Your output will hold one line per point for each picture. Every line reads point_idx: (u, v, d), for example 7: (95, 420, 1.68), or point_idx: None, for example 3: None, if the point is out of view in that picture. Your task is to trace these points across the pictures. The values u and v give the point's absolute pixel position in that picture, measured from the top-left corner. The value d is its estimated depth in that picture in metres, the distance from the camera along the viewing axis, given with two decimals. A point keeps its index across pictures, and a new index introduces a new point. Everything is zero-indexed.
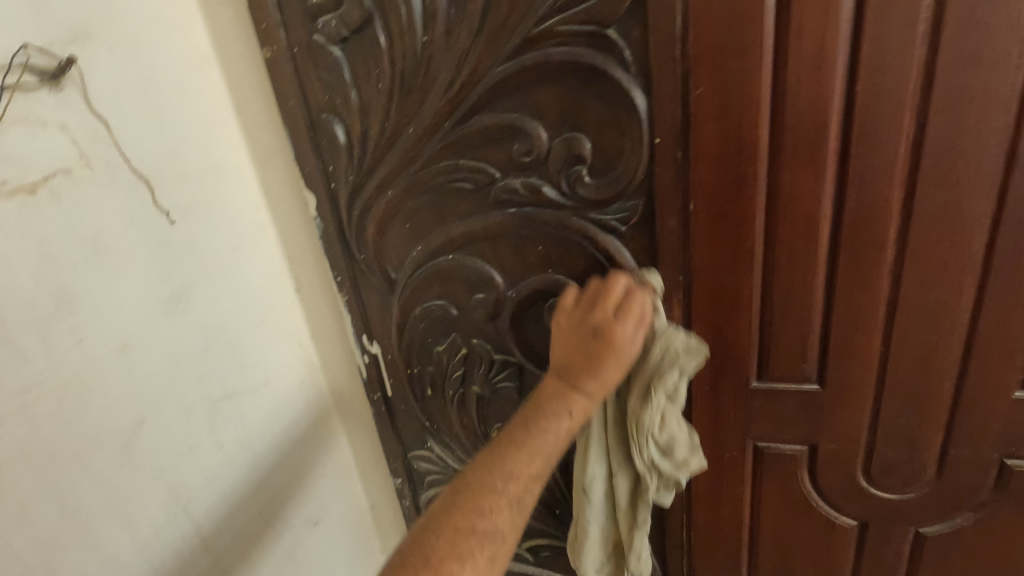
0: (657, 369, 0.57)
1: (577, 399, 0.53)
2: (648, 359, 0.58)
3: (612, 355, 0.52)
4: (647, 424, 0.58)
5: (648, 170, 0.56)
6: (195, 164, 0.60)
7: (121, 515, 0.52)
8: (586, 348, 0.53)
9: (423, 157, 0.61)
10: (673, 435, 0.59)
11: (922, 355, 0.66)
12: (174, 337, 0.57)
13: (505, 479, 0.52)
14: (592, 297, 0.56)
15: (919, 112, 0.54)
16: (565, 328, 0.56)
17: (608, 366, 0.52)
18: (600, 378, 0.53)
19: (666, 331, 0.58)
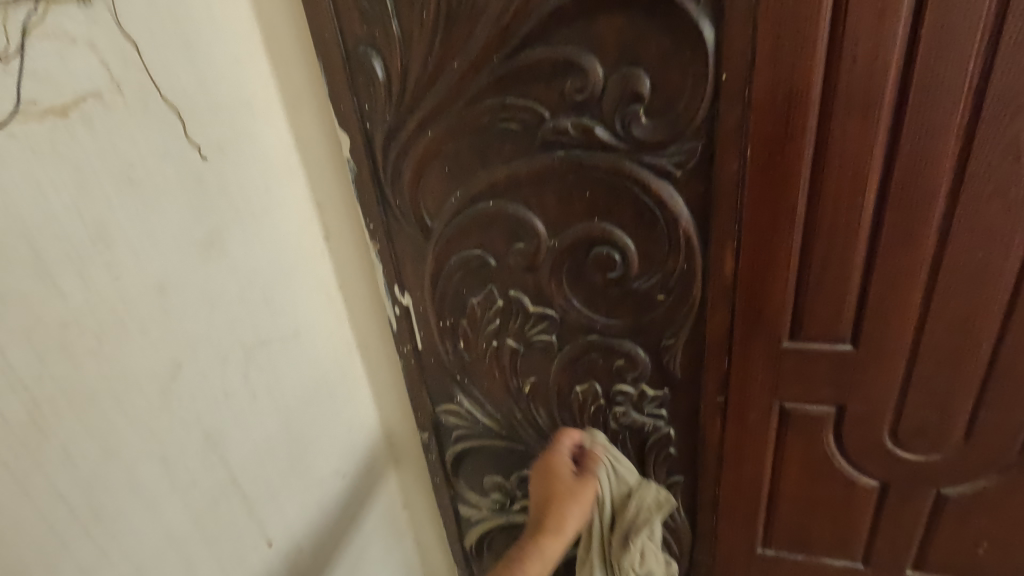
0: (639, 519, 0.70)
1: (546, 533, 0.64)
2: (609, 505, 0.71)
3: (575, 496, 0.67)
4: (627, 564, 0.69)
5: (711, 109, 0.53)
6: (226, 98, 0.56)
7: (160, 460, 0.51)
8: (547, 484, 0.69)
9: (467, 96, 0.57)
10: (652, 567, 0.71)
11: (963, 315, 0.65)
12: (208, 280, 0.55)
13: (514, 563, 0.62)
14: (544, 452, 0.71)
15: (984, 59, 0.53)
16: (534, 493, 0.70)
17: (572, 506, 0.67)
18: (563, 508, 0.66)
19: (640, 488, 0.71)
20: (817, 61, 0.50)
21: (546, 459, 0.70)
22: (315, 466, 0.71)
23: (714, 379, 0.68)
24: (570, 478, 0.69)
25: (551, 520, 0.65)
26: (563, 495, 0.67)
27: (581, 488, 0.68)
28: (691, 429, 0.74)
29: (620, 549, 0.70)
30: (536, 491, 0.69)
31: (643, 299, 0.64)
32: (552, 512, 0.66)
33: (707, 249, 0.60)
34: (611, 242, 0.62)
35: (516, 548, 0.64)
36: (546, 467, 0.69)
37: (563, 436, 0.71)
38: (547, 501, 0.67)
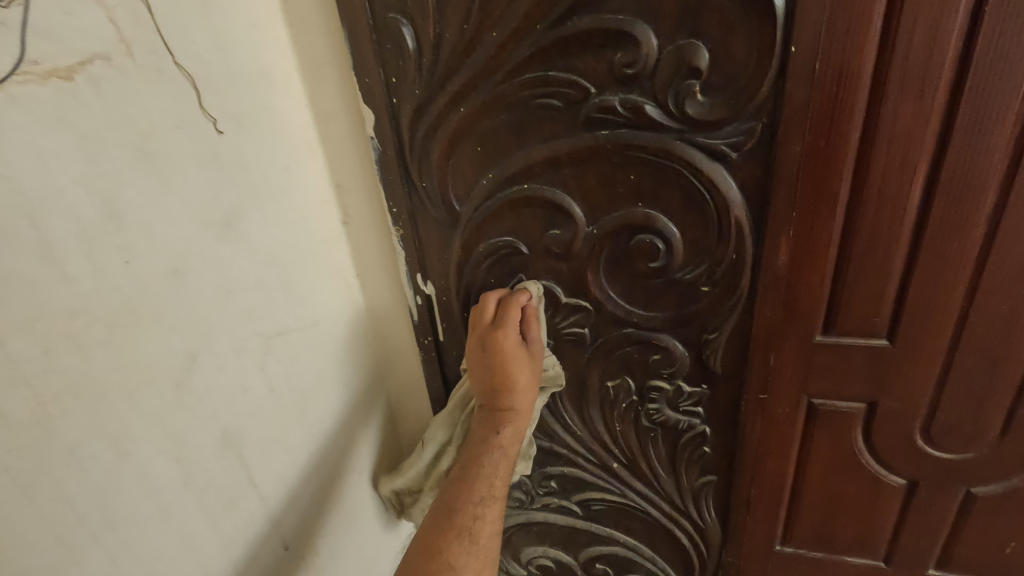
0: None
1: (508, 416, 0.63)
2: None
3: (530, 368, 0.62)
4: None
5: (776, 85, 0.49)
6: (242, 66, 0.51)
7: (176, 460, 0.47)
8: (493, 355, 0.61)
9: (506, 68, 0.53)
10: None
11: (1012, 310, 0.62)
12: (225, 264, 0.51)
13: (492, 449, 0.62)
14: (493, 321, 0.62)
15: None
16: (475, 349, 0.63)
17: (523, 375, 0.62)
18: (522, 388, 0.62)
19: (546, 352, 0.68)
20: (871, 36, 0.46)
21: (495, 338, 0.61)
22: (330, 462, 0.68)
23: (746, 371, 0.65)
24: (525, 353, 0.62)
25: (510, 398, 0.62)
26: (512, 370, 0.61)
27: (518, 350, 0.62)
28: (728, 427, 0.71)
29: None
30: (483, 359, 0.62)
31: (686, 291, 0.60)
32: (510, 397, 0.62)
33: (760, 238, 0.56)
34: (655, 229, 0.58)
35: (497, 425, 0.63)
36: (499, 325, 0.61)
37: (512, 303, 0.62)
38: (497, 379, 0.62)
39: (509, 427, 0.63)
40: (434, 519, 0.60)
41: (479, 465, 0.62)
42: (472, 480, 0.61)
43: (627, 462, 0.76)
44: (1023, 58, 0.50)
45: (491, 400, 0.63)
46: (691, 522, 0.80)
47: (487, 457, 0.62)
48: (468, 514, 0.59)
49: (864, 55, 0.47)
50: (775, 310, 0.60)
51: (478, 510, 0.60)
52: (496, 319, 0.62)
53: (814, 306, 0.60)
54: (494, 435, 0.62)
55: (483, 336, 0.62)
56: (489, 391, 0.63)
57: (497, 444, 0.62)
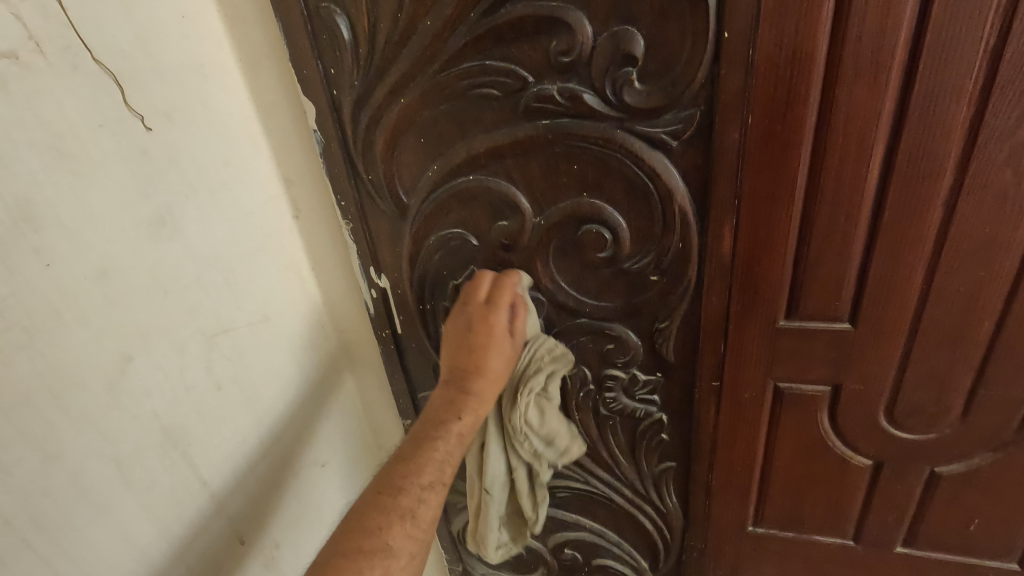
0: (531, 368, 0.64)
1: (468, 403, 0.58)
2: (522, 367, 0.64)
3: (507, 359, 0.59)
4: (526, 422, 0.64)
5: (711, 72, 0.48)
6: (174, 60, 0.50)
7: (111, 461, 0.47)
8: (475, 336, 0.59)
9: (443, 58, 0.52)
10: (555, 428, 0.66)
11: (967, 292, 0.62)
12: (161, 263, 0.50)
13: (449, 433, 0.58)
14: (480, 301, 0.60)
15: (1005, 14, 0.48)
16: (457, 323, 0.60)
17: (499, 364, 0.59)
18: (492, 375, 0.58)
19: (536, 340, 0.64)
20: (824, 16, 0.45)
21: (482, 317, 0.59)
22: (289, 457, 0.68)
23: (704, 359, 0.65)
24: (508, 344, 0.59)
25: (480, 381, 0.58)
26: (489, 355, 0.58)
27: (503, 341, 0.59)
28: (684, 414, 0.71)
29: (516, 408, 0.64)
30: (463, 339, 0.59)
31: (635, 280, 0.60)
32: (476, 381, 0.58)
33: (704, 227, 0.56)
34: (601, 218, 0.57)
35: (456, 407, 0.58)
36: (490, 306, 0.59)
37: (507, 283, 0.60)
38: (471, 359, 0.58)
39: (469, 413, 0.58)
40: (375, 494, 0.55)
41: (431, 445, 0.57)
42: (420, 459, 0.57)
43: (589, 450, 0.76)
44: (977, 38, 0.49)
45: (455, 376, 0.59)
46: (653, 508, 0.81)
47: (442, 436, 0.58)
48: (409, 493, 0.55)
49: (816, 34, 0.46)
50: (737, 292, 0.59)
51: (424, 493, 0.56)
52: (488, 302, 0.60)
53: (775, 290, 0.59)
54: (453, 417, 0.58)
55: (472, 313, 0.59)
56: (456, 372, 0.60)
57: (454, 428, 0.58)
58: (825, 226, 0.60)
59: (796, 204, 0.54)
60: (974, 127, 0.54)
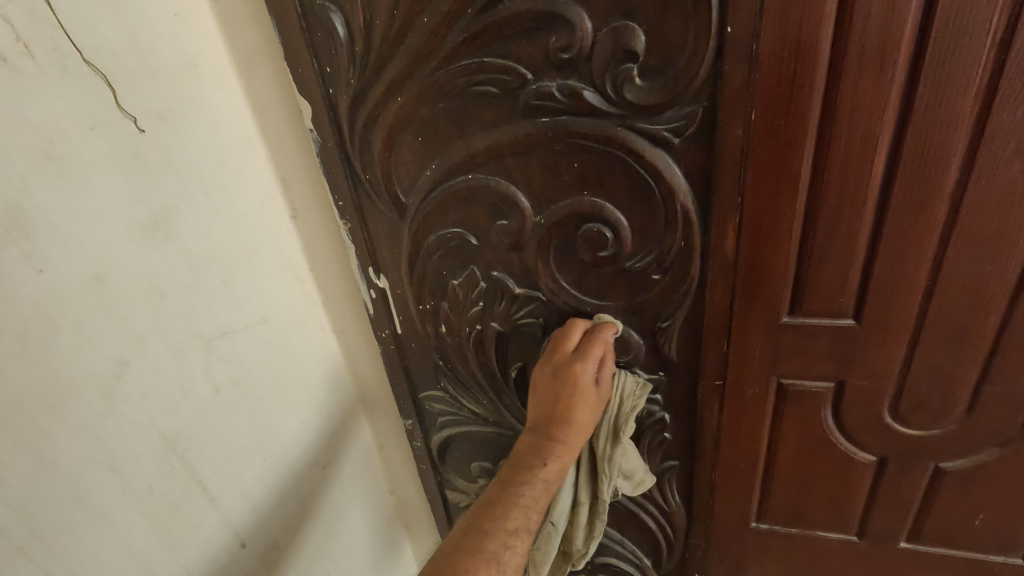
0: (627, 410, 0.65)
1: (554, 450, 0.61)
2: (615, 409, 0.66)
3: (593, 410, 0.61)
4: (617, 462, 0.67)
5: (714, 67, 0.47)
6: (167, 60, 0.49)
7: (108, 468, 0.46)
8: (562, 386, 0.59)
9: (440, 55, 0.51)
10: (635, 464, 0.70)
11: (975, 289, 0.62)
12: (156, 267, 0.49)
13: (535, 479, 0.60)
14: (568, 354, 0.60)
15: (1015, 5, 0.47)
16: (547, 376, 0.61)
17: (585, 414, 0.60)
18: (580, 429, 0.60)
19: (621, 377, 0.66)
20: (831, 8, 0.44)
21: (569, 371, 0.59)
22: (291, 459, 0.67)
23: (706, 357, 0.64)
24: (593, 395, 0.60)
25: (570, 432, 0.60)
26: (577, 406, 0.59)
27: (589, 391, 0.60)
28: (686, 413, 0.70)
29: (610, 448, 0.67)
30: (556, 394, 0.60)
31: (637, 279, 0.60)
32: (563, 431, 0.60)
33: (706, 225, 0.55)
34: (602, 217, 0.56)
35: (546, 455, 0.61)
36: (576, 359, 0.59)
37: (601, 335, 0.60)
38: (560, 410, 0.60)
39: (556, 459, 0.61)
40: (461, 539, 0.57)
41: (519, 493, 0.60)
42: (511, 504, 0.59)
43: None
44: (988, 29, 0.48)
45: (546, 428, 0.61)
46: (656, 506, 0.81)
47: (528, 483, 0.60)
48: (500, 543, 0.57)
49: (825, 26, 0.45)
50: (742, 289, 0.59)
51: (510, 539, 0.58)
52: (577, 351, 0.60)
53: (781, 288, 0.58)
54: (541, 463, 0.60)
55: (559, 365, 0.60)
56: (547, 422, 0.61)
57: (540, 474, 0.60)
58: (829, 221, 0.59)
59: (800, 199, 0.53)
60: (983, 120, 0.53)
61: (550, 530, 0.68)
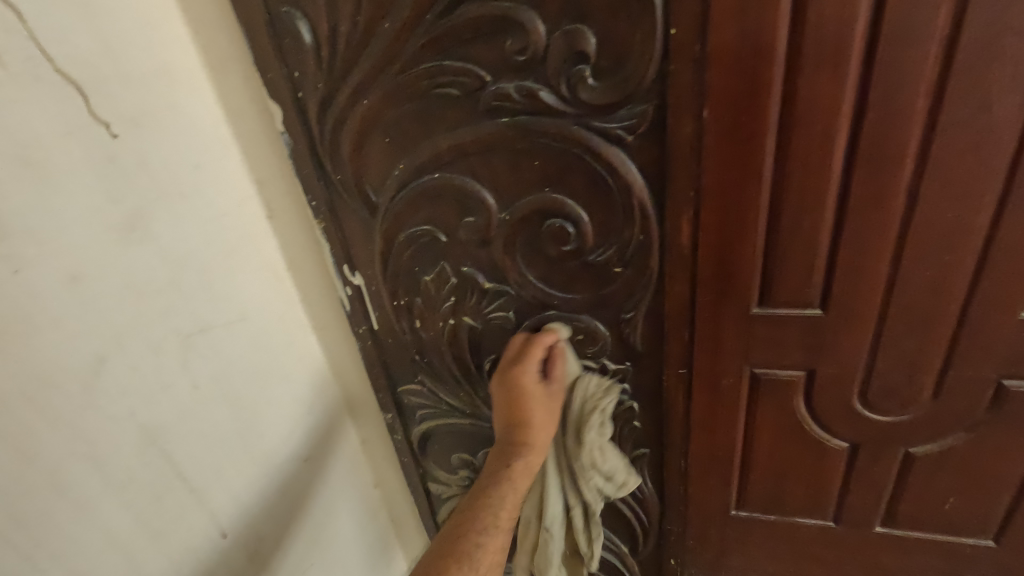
0: (588, 406, 0.70)
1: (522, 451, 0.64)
2: (578, 407, 0.71)
3: (546, 408, 0.66)
4: (589, 459, 0.72)
5: (661, 68, 0.49)
6: (140, 68, 0.51)
7: (88, 460, 0.48)
8: (514, 392, 0.65)
9: (402, 59, 0.53)
10: (614, 464, 0.74)
11: (934, 276, 0.64)
12: (132, 267, 0.51)
13: (504, 482, 0.64)
14: (513, 360, 0.66)
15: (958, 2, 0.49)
16: (499, 385, 0.67)
17: (540, 412, 0.66)
18: (539, 427, 0.65)
19: (583, 379, 0.70)
20: (784, 8, 0.46)
21: (515, 375, 0.65)
22: (273, 453, 0.69)
23: (669, 346, 0.66)
24: (540, 393, 0.66)
25: (529, 431, 0.65)
26: (529, 406, 0.65)
27: (535, 390, 0.66)
28: (654, 400, 0.73)
29: (576, 444, 0.72)
30: (509, 399, 0.66)
31: (601, 272, 0.62)
32: (525, 432, 0.65)
33: (663, 218, 0.57)
34: (564, 213, 0.59)
35: (511, 456, 0.65)
36: (519, 362, 0.65)
37: (539, 340, 0.65)
38: (515, 413, 0.65)
39: (524, 461, 0.64)
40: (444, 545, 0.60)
41: (489, 496, 0.63)
42: (490, 503, 0.62)
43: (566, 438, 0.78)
44: (935, 25, 0.50)
45: (508, 434, 0.66)
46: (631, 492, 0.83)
47: (499, 486, 0.63)
48: (471, 541, 0.60)
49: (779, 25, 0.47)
50: (713, 280, 0.61)
51: (483, 538, 0.61)
52: (524, 355, 0.65)
53: (750, 279, 0.60)
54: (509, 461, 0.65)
55: (507, 370, 0.66)
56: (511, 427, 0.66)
57: (510, 476, 0.64)
58: (792, 214, 0.61)
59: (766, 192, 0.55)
60: (935, 113, 0.55)
61: (547, 536, 0.74)
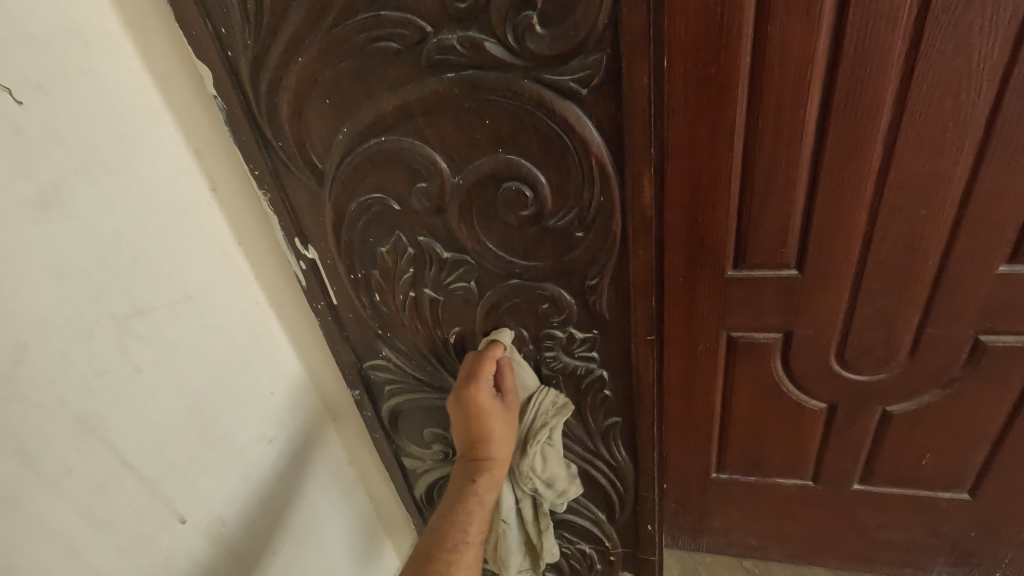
0: (536, 424, 0.71)
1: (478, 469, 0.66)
2: (528, 422, 0.72)
3: (503, 419, 0.66)
4: (529, 468, 0.73)
5: (612, 12, 0.45)
6: (46, 25, 0.46)
7: (16, 453, 0.46)
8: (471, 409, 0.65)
9: (335, 10, 0.49)
10: (556, 472, 0.75)
11: (911, 230, 0.67)
12: (51, 246, 0.47)
13: (468, 498, 0.65)
14: (469, 376, 0.65)
15: None
16: (454, 400, 0.66)
17: (498, 426, 0.65)
18: (499, 440, 0.66)
19: (541, 393, 0.71)
20: None
21: (470, 393, 0.64)
22: (233, 436, 0.66)
23: (634, 309, 0.62)
24: (498, 406, 0.66)
25: (492, 448, 0.66)
26: (490, 421, 0.65)
27: (497, 406, 0.66)
28: (624, 370, 0.68)
29: (522, 455, 0.73)
30: (463, 416, 0.65)
31: (562, 238, 0.58)
32: (486, 445, 0.65)
33: (622, 179, 0.54)
34: (520, 175, 0.55)
35: (473, 473, 0.66)
36: (473, 379, 0.64)
37: (490, 355, 0.65)
38: (475, 428, 0.65)
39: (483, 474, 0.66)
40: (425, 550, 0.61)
41: (455, 515, 0.64)
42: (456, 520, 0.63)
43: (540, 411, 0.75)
44: None
45: (469, 449, 0.66)
46: (605, 462, 0.79)
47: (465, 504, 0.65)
48: (441, 559, 0.60)
49: None
50: (687, 242, 0.69)
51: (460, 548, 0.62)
52: (474, 371, 0.65)
53: (724, 238, 0.68)
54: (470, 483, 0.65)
55: (461, 389, 0.65)
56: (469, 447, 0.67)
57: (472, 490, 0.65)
58: (767, 169, 0.64)
59: (737, 144, 0.61)
60: (912, 58, 0.56)
61: (504, 529, 0.77)
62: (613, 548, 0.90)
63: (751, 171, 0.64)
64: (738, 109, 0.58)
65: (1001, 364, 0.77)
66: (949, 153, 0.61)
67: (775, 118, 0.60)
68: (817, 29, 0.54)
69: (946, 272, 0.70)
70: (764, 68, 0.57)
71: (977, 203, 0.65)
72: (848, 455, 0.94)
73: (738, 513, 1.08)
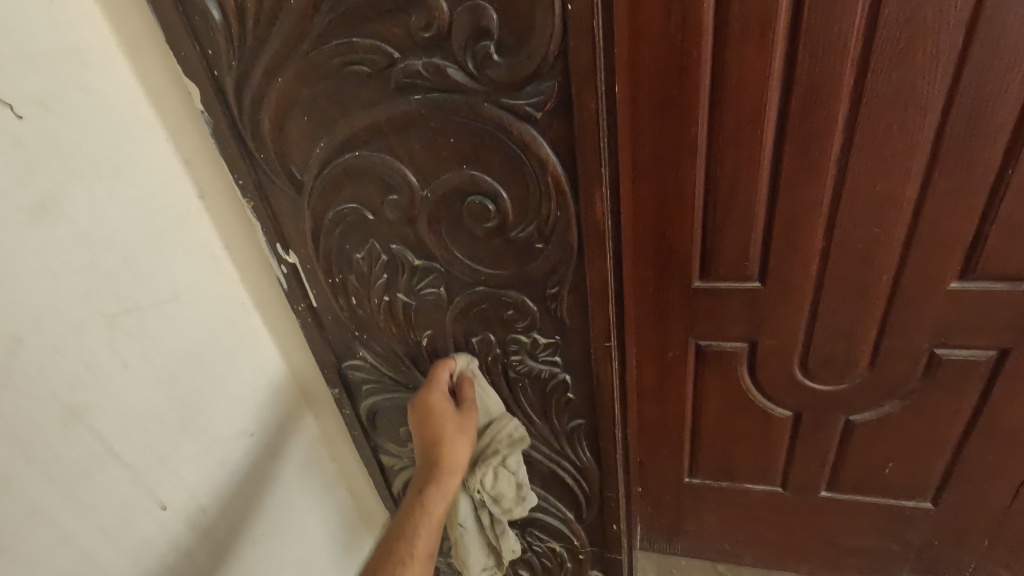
0: (488, 450, 0.75)
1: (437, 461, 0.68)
2: (482, 444, 0.75)
3: (456, 419, 0.69)
4: (479, 482, 0.74)
5: (562, 45, 0.49)
6: (47, 46, 0.50)
7: (8, 437, 0.50)
8: (425, 411, 0.69)
9: (313, 35, 0.53)
10: (505, 490, 0.76)
11: (865, 247, 0.71)
12: (46, 248, 0.52)
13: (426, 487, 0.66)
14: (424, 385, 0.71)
15: None
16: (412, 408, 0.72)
17: (451, 425, 0.69)
18: (453, 436, 0.68)
19: (501, 421, 0.76)
20: None
21: (424, 397, 0.70)
22: (214, 429, 0.70)
23: (592, 316, 0.66)
24: (451, 409, 0.70)
25: (446, 442, 0.68)
26: (444, 421, 0.69)
27: (449, 408, 0.70)
28: (586, 374, 0.72)
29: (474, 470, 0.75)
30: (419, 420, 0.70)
31: (523, 248, 0.62)
32: (440, 441, 0.68)
33: (577, 195, 0.57)
34: (483, 189, 0.59)
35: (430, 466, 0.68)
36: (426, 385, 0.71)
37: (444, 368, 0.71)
38: (429, 429, 0.69)
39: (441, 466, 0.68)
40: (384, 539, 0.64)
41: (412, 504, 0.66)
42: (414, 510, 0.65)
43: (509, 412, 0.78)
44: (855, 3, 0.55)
45: (425, 448, 0.69)
46: (570, 462, 0.82)
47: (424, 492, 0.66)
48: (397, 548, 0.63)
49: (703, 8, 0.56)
50: (655, 251, 0.74)
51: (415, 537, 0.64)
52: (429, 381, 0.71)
53: (688, 249, 0.72)
54: (428, 476, 0.67)
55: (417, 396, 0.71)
56: (425, 447, 0.70)
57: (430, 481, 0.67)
58: (727, 186, 0.68)
59: (697, 162, 0.65)
60: (858, 86, 0.60)
61: (461, 531, 0.76)
62: (581, 547, 0.93)
63: (712, 187, 0.68)
64: (697, 130, 0.62)
65: (956, 377, 0.81)
66: (897, 176, 0.65)
67: (733, 139, 0.64)
68: (768, 58, 0.58)
69: (900, 287, 0.74)
70: (720, 93, 0.61)
71: (926, 224, 0.68)
72: (813, 462, 0.98)
73: (710, 517, 1.11)
